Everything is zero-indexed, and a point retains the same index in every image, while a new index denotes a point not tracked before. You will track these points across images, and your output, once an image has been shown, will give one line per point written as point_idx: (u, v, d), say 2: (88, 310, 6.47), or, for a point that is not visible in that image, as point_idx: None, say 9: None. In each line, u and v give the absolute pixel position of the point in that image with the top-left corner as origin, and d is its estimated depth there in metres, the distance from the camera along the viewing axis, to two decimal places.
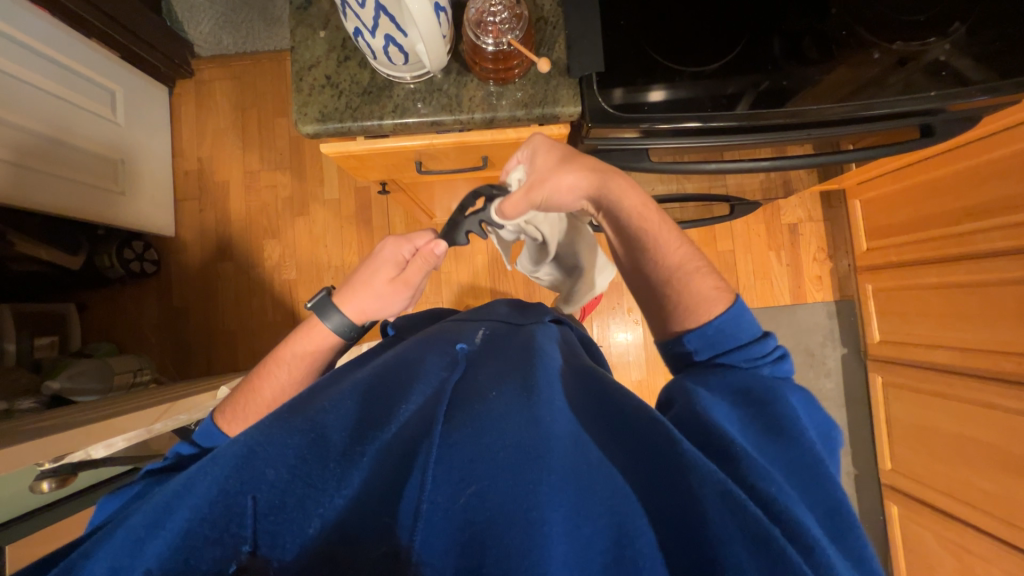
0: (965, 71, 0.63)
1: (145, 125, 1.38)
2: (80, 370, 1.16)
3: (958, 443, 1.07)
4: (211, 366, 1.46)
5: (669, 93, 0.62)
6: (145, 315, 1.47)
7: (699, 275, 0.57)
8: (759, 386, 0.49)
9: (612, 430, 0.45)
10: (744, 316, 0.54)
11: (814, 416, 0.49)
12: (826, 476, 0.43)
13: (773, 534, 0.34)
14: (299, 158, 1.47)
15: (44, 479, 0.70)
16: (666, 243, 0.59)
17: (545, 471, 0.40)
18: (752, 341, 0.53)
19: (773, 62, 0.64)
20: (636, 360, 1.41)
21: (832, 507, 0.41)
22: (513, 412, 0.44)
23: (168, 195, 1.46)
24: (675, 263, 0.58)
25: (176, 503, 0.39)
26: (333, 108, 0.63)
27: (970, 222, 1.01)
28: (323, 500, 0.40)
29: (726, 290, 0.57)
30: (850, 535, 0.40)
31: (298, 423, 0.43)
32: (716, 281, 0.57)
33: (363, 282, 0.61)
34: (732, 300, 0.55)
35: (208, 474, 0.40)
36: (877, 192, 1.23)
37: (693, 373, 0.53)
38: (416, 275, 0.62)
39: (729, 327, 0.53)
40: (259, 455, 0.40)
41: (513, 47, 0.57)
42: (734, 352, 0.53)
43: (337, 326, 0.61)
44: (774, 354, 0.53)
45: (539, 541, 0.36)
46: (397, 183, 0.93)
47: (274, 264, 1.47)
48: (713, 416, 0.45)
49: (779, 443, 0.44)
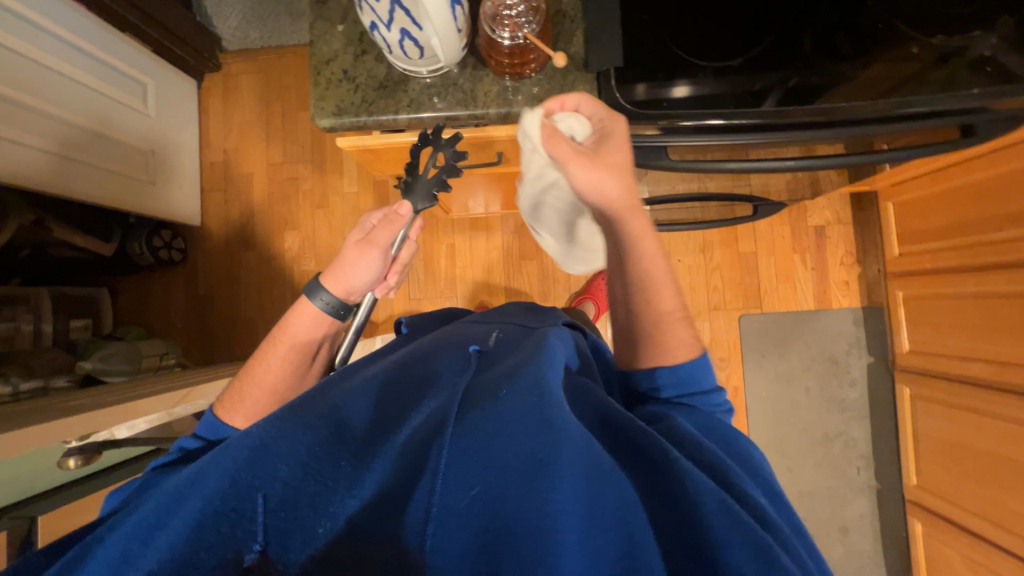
0: (1012, 66, 0.59)
1: (175, 117, 1.42)
2: (112, 350, 1.21)
3: (990, 461, 1.01)
4: (233, 353, 1.50)
5: (693, 89, 0.60)
6: (172, 302, 1.53)
7: (678, 324, 0.56)
8: (721, 423, 0.50)
9: (614, 435, 0.43)
10: (710, 366, 0.56)
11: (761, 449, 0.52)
12: (783, 497, 0.44)
13: (769, 538, 0.35)
14: (320, 151, 1.49)
15: (70, 458, 0.74)
16: (658, 291, 0.55)
17: (556, 482, 0.38)
18: (712, 389, 0.55)
19: (801, 57, 0.61)
20: None
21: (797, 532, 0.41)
22: (524, 417, 0.42)
23: (195, 185, 1.50)
24: (666, 310, 0.55)
25: (188, 492, 0.40)
26: (349, 103, 0.63)
27: (1012, 229, 0.95)
28: (335, 498, 0.40)
29: (695, 344, 0.57)
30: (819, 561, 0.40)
31: (312, 418, 0.44)
32: (689, 332, 0.57)
33: (345, 259, 0.64)
34: (700, 354, 0.56)
35: (221, 466, 0.41)
36: (912, 194, 1.17)
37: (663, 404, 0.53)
38: (381, 234, 0.63)
39: (697, 373, 0.54)
40: (272, 450, 0.41)
41: (529, 41, 0.56)
42: (697, 396, 0.54)
43: (323, 304, 0.64)
44: (725, 404, 0.56)
45: (552, 549, 0.35)
46: None
47: (294, 255, 1.50)
48: (690, 435, 0.45)
49: (743, 471, 0.45)
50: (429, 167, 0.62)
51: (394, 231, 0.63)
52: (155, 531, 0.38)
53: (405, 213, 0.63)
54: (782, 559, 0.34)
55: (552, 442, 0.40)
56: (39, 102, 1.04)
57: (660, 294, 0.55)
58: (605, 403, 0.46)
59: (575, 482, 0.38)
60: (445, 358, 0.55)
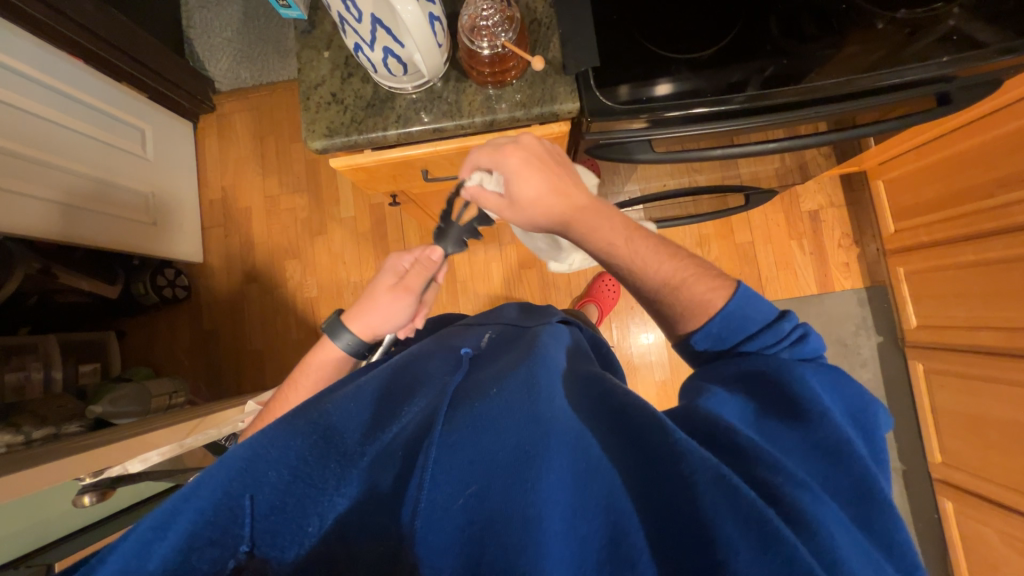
0: (979, 34, 0.60)
1: (172, 159, 1.46)
2: (120, 394, 1.22)
3: (1013, 429, 0.99)
4: (240, 385, 1.50)
5: (674, 86, 0.62)
6: (178, 339, 1.54)
7: (691, 279, 0.55)
8: (775, 371, 0.46)
9: (600, 416, 0.43)
10: (753, 296, 0.52)
11: (843, 392, 0.45)
12: (851, 456, 0.39)
13: (775, 520, 0.33)
14: (315, 179, 1.52)
15: (86, 493, 0.69)
16: (650, 262, 0.57)
17: (542, 471, 0.37)
18: (764, 328, 0.51)
19: (772, 43, 0.63)
20: (658, 359, 1.38)
21: (854, 487, 0.38)
22: (513, 411, 0.43)
23: (196, 223, 1.53)
24: (669, 275, 0.56)
25: (182, 505, 0.39)
26: (339, 123, 0.65)
27: (1003, 194, 0.96)
28: (323, 501, 0.40)
29: (723, 283, 0.54)
30: (878, 519, 0.37)
31: (302, 425, 0.45)
32: (708, 271, 0.56)
33: (368, 301, 0.66)
34: (734, 287, 0.53)
35: (214, 476, 0.40)
36: (900, 171, 1.18)
37: (714, 369, 0.50)
38: (416, 280, 0.65)
39: (737, 318, 0.51)
40: (263, 458, 0.41)
41: (508, 48, 0.58)
42: (753, 341, 0.51)
43: (346, 345, 0.66)
44: (792, 337, 0.50)
45: (538, 539, 0.34)
46: (406, 194, 0.95)
47: (296, 283, 1.52)
48: (720, 407, 0.43)
49: (797, 431, 0.41)
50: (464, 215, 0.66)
51: (425, 276, 0.66)
52: (147, 548, 0.36)
53: (436, 258, 0.66)
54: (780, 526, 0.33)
55: (539, 435, 0.40)
56: (39, 153, 1.07)
57: (652, 261, 0.57)
58: (600, 390, 0.46)
59: (561, 473, 0.38)
60: (437, 363, 0.56)
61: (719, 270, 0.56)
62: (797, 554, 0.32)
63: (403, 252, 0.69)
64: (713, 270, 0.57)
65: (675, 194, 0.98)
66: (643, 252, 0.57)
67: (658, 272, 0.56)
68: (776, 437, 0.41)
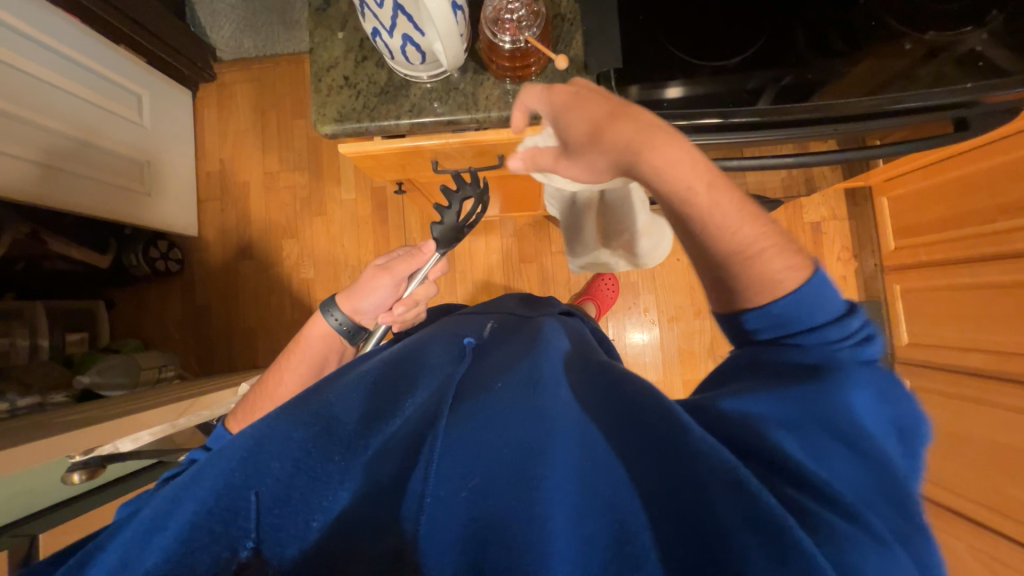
0: (1003, 61, 0.59)
1: (168, 128, 1.41)
2: (108, 365, 1.19)
3: (992, 450, 1.02)
4: (232, 363, 1.49)
5: (688, 90, 0.62)
6: (169, 313, 1.51)
7: (770, 250, 0.43)
8: (832, 367, 0.39)
9: (606, 411, 0.42)
10: (829, 284, 0.42)
11: (907, 395, 0.40)
12: (891, 466, 0.36)
13: (795, 529, 0.31)
14: (316, 158, 1.49)
15: (75, 471, 0.70)
16: (727, 217, 0.44)
17: (545, 468, 0.38)
18: (834, 318, 0.41)
19: (797, 55, 0.62)
20: (652, 360, 1.40)
21: (898, 494, 0.35)
22: (516, 407, 0.43)
23: (191, 195, 1.50)
24: (746, 241, 0.43)
25: (182, 499, 0.40)
26: (351, 108, 0.63)
27: (1004, 220, 0.96)
28: (326, 491, 0.40)
29: (800, 263, 0.43)
30: (914, 538, 0.34)
31: (303, 416, 0.44)
32: (787, 239, 0.45)
33: (360, 280, 0.71)
34: (813, 267, 0.43)
35: (214, 470, 0.41)
36: (905, 189, 1.19)
37: (750, 358, 0.43)
38: (403, 269, 0.68)
39: (807, 303, 0.41)
40: (265, 449, 0.41)
41: (530, 44, 0.56)
42: (809, 334, 0.41)
43: (335, 323, 0.70)
44: (862, 335, 0.41)
45: (542, 537, 0.34)
46: (413, 182, 0.94)
47: (293, 263, 1.49)
48: (740, 403, 0.39)
49: (842, 450, 0.36)
50: (464, 214, 0.66)
51: (411, 265, 0.68)
52: (150, 535, 0.38)
53: (427, 252, 0.68)
54: (800, 538, 0.30)
55: (545, 434, 0.40)
56: (29, 112, 1.03)
57: (729, 219, 0.43)
58: (604, 383, 0.45)
59: (566, 472, 0.38)
60: (438, 352, 0.55)
61: (795, 242, 0.45)
62: (817, 566, 0.29)
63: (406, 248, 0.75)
64: (790, 238, 0.45)
65: None
66: (718, 203, 0.44)
67: (733, 231, 0.43)
68: (810, 433, 0.37)
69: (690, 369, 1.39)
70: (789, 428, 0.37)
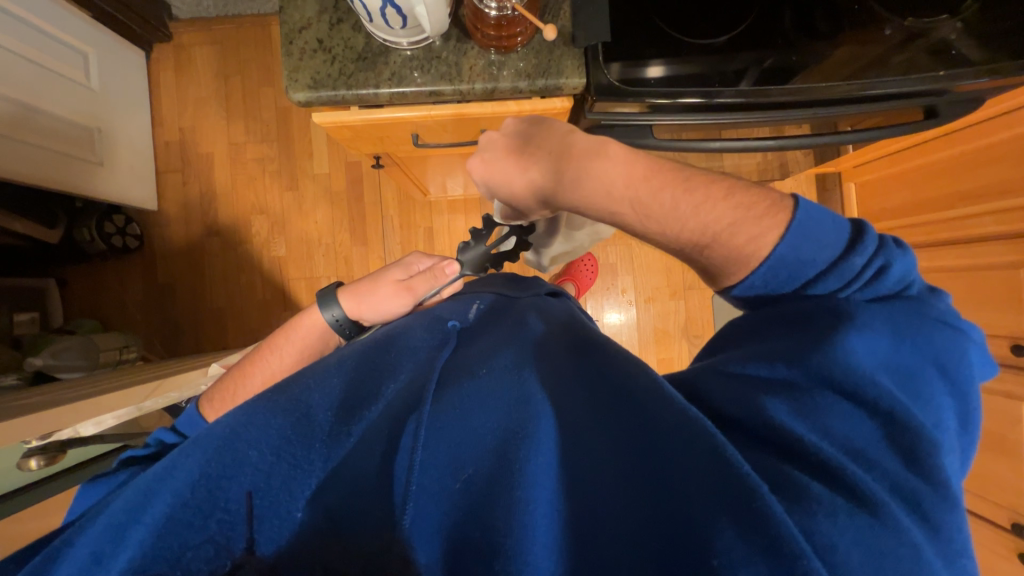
0: (970, 51, 0.61)
1: (118, 91, 1.30)
2: (64, 346, 1.12)
3: None
4: (199, 344, 1.43)
5: (670, 69, 0.61)
6: (130, 293, 1.43)
7: (732, 223, 0.45)
8: (831, 313, 0.40)
9: (587, 394, 0.43)
10: (812, 226, 0.43)
11: (928, 337, 0.39)
12: (899, 418, 0.36)
13: (761, 490, 0.30)
14: (286, 128, 1.41)
15: (32, 457, 0.69)
16: (677, 210, 0.46)
17: (531, 452, 0.38)
18: (833, 264, 0.42)
19: (783, 37, 0.63)
20: (628, 340, 1.43)
21: (906, 448, 0.35)
22: (500, 392, 0.44)
23: (149, 166, 1.40)
24: (701, 223, 0.46)
25: (157, 488, 0.39)
26: (326, 75, 0.60)
27: (963, 206, 1.01)
28: (307, 483, 0.40)
29: (768, 220, 0.44)
30: (925, 497, 0.34)
31: (283, 403, 0.43)
32: (756, 200, 0.46)
33: (371, 285, 0.69)
34: (787, 220, 0.43)
35: (190, 456, 0.40)
36: (872, 175, 1.23)
37: (756, 319, 0.44)
38: (423, 287, 0.67)
39: (789, 263, 0.43)
40: (241, 436, 0.40)
41: (517, 12, 0.54)
42: (826, 278, 0.42)
43: (332, 318, 0.68)
44: (867, 274, 0.42)
45: (523, 520, 0.35)
46: (391, 157, 0.90)
47: (263, 240, 1.43)
48: (737, 370, 0.40)
49: (843, 412, 0.36)
50: (493, 245, 0.72)
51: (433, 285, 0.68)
52: (122, 531, 0.37)
53: (450, 273, 0.69)
54: (772, 507, 0.30)
55: (529, 417, 0.41)
56: None
57: (677, 214, 0.46)
58: (588, 368, 0.46)
59: (550, 455, 0.39)
60: (420, 335, 0.54)
61: (767, 194, 0.46)
62: (782, 531, 0.29)
63: (424, 256, 0.74)
64: (763, 196, 0.46)
65: None
66: (662, 201, 0.46)
67: (683, 225, 0.46)
68: (806, 397, 0.37)
69: (664, 347, 1.43)
70: (786, 394, 0.37)
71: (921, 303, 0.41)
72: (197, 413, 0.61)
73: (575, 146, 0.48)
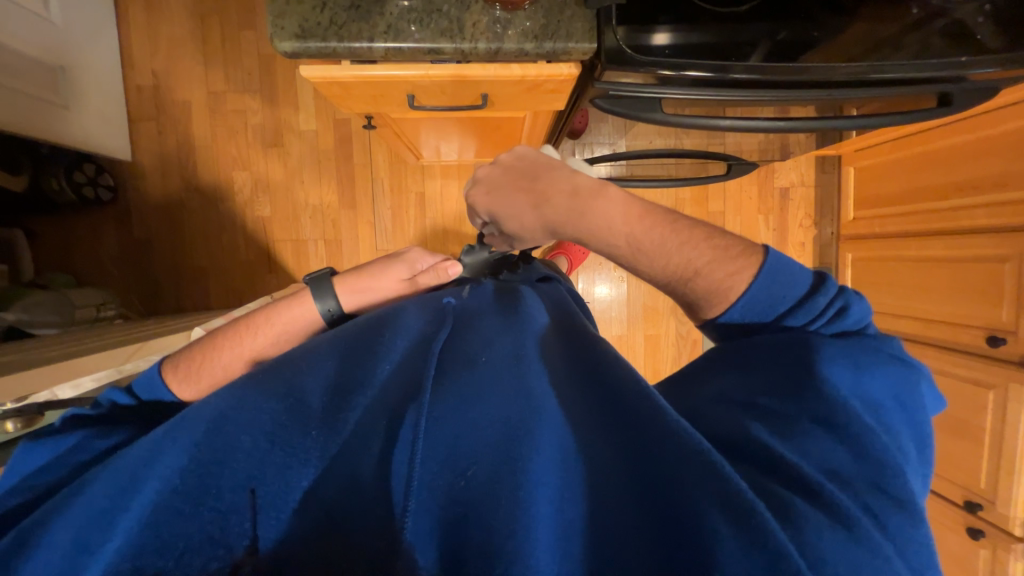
0: (990, 40, 0.59)
1: (86, 28, 1.19)
2: (36, 300, 1.07)
3: None
4: (183, 304, 1.40)
5: (675, 37, 0.57)
6: (104, 247, 1.37)
7: (711, 263, 0.48)
8: (803, 345, 0.44)
9: (592, 390, 0.44)
10: (780, 269, 0.47)
11: (887, 374, 0.43)
12: (871, 450, 0.40)
13: (753, 501, 0.33)
14: (269, 78, 1.32)
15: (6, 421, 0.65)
16: (663, 250, 0.49)
17: (531, 451, 0.38)
18: (797, 303, 0.47)
19: (805, 11, 0.59)
20: (617, 316, 1.44)
21: (875, 477, 0.39)
22: (501, 384, 0.43)
23: (120, 113, 1.30)
24: (683, 263, 0.49)
25: (144, 473, 0.39)
26: (315, 23, 0.55)
27: (959, 197, 1.03)
28: (305, 473, 0.40)
29: (744, 264, 0.48)
30: (886, 513, 0.37)
31: (274, 387, 0.43)
32: (731, 243, 0.50)
33: (372, 279, 0.66)
34: (758, 262, 0.47)
35: (177, 441, 0.40)
36: (872, 161, 1.22)
37: (730, 350, 0.49)
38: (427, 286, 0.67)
39: (759, 301, 0.47)
40: (233, 418, 0.41)
41: None
42: (796, 310, 0.46)
43: (326, 311, 0.63)
44: (830, 313, 0.46)
45: (525, 522, 0.34)
46: (382, 117, 0.85)
47: (246, 199, 1.37)
48: (724, 402, 0.44)
49: (824, 437, 0.40)
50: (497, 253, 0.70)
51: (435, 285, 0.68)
52: (110, 517, 0.37)
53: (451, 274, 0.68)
54: (769, 522, 0.32)
55: (530, 413, 0.41)
56: None
57: (663, 248, 0.49)
58: (591, 366, 0.47)
59: (552, 452, 0.39)
60: (415, 314, 0.53)
61: (746, 241, 0.50)
62: (784, 549, 0.31)
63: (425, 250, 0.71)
64: (735, 240, 0.50)
65: (664, 157, 0.94)
66: (651, 237, 0.49)
67: (669, 259, 0.49)
68: (790, 426, 0.41)
69: (652, 324, 1.45)
70: (770, 422, 0.41)
71: (876, 343, 0.45)
72: (163, 385, 0.56)
73: (582, 185, 0.52)
